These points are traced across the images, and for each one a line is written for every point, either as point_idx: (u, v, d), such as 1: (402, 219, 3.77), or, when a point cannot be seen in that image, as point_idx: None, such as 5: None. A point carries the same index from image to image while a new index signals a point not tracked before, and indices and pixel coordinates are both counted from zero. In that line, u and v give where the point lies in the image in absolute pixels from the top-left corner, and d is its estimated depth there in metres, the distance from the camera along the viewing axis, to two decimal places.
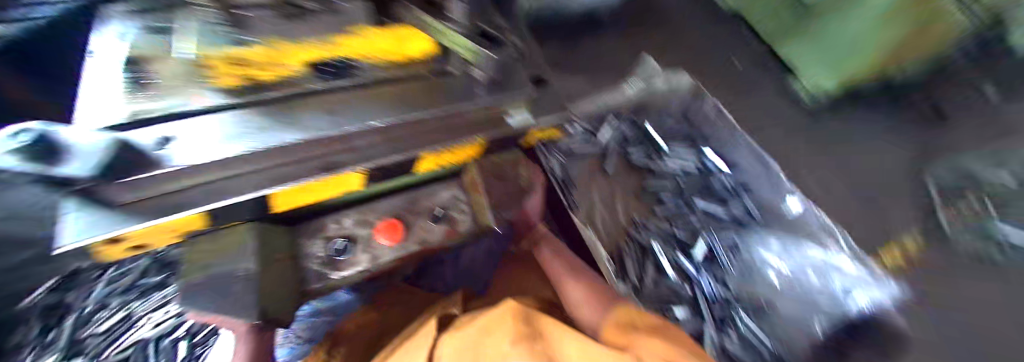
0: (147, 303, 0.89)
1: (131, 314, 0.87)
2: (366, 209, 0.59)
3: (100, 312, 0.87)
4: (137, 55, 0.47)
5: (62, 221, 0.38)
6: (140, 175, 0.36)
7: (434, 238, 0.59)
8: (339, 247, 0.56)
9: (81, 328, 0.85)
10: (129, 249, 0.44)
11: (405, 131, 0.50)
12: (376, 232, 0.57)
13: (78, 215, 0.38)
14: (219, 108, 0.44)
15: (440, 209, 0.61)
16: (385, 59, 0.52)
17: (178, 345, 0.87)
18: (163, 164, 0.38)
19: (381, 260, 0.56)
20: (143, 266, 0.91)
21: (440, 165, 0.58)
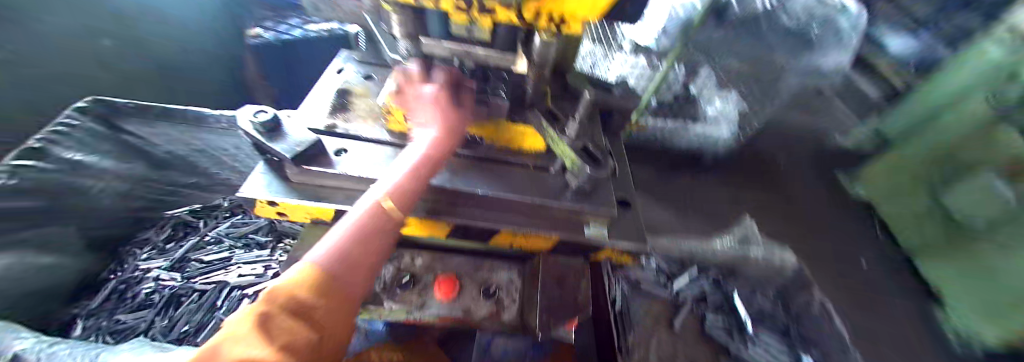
0: (244, 254, 1.04)
1: (230, 257, 1.03)
2: (437, 257, 0.65)
3: (212, 246, 1.06)
4: (348, 89, 0.67)
5: (258, 173, 0.56)
6: (316, 167, 0.52)
7: (479, 312, 0.60)
8: (402, 280, 0.61)
9: (193, 253, 1.04)
10: (273, 213, 0.56)
11: (497, 203, 0.57)
12: (436, 281, 0.61)
13: (267, 174, 0.57)
14: (380, 141, 0.59)
15: (494, 287, 0.62)
16: (506, 146, 0.64)
17: (242, 301, 0.94)
18: (330, 167, 0.53)
19: (426, 309, 0.59)
20: (258, 226, 1.12)
21: (513, 245, 0.62)
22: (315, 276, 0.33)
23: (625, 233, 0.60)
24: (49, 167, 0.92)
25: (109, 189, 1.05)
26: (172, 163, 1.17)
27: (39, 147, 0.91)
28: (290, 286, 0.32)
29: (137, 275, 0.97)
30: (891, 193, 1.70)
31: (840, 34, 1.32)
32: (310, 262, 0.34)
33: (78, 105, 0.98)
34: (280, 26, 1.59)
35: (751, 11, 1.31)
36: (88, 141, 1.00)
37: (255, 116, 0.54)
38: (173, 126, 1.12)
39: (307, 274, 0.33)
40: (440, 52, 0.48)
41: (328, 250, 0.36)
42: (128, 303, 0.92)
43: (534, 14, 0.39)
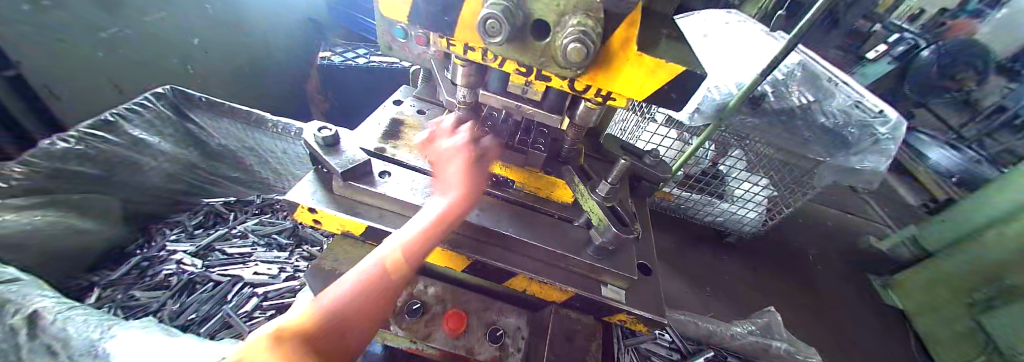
0: (264, 252, 1.07)
1: (250, 253, 1.06)
2: (449, 289, 0.66)
3: (236, 239, 1.10)
4: (401, 120, 0.74)
5: (305, 182, 0.61)
6: (361, 185, 0.57)
7: (482, 354, 0.58)
8: (412, 307, 0.61)
9: (218, 243, 1.08)
10: (310, 220, 0.59)
11: (519, 246, 0.59)
12: (445, 314, 0.61)
13: (314, 183, 0.61)
14: (421, 169, 0.64)
15: (501, 330, 0.62)
16: (535, 193, 0.67)
17: (250, 299, 0.95)
18: (373, 186, 0.57)
19: (431, 341, 0.58)
20: (282, 227, 1.17)
21: (527, 290, 0.62)
22: (389, 274, 0.39)
23: (641, 300, 0.60)
24: (116, 141, 1.01)
25: (160, 171, 1.11)
26: (222, 155, 1.27)
27: (107, 120, 1.01)
28: (380, 269, 0.38)
29: (162, 255, 1.01)
30: (928, 307, 1.62)
31: (878, 140, 1.29)
32: (375, 261, 0.39)
33: (157, 91, 1.12)
34: (350, 54, 1.86)
35: (787, 104, 1.43)
36: (155, 124, 1.10)
37: (318, 131, 0.59)
38: (233, 123, 1.27)
39: (385, 269, 0.39)
40: (493, 103, 0.53)
41: (395, 249, 0.40)
42: (145, 281, 0.95)
43: (586, 86, 0.44)
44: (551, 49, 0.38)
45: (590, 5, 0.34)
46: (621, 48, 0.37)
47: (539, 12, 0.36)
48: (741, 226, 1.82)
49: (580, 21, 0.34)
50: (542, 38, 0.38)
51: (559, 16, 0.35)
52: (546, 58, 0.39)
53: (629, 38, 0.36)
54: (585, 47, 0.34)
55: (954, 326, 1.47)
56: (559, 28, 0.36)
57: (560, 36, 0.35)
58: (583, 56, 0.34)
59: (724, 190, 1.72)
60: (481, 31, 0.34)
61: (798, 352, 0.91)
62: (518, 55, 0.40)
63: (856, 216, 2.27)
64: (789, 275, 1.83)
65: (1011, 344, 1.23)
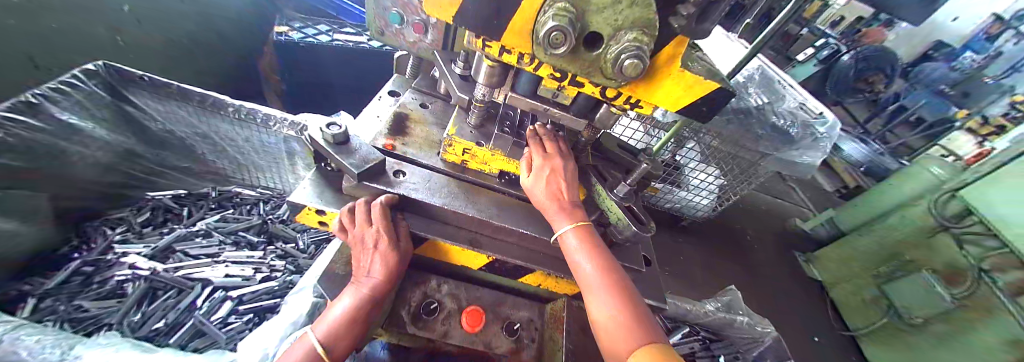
0: (234, 252, 0.98)
1: (218, 254, 0.97)
2: (463, 287, 0.66)
3: (200, 238, 0.99)
4: (405, 113, 0.71)
5: (305, 184, 0.56)
6: (376, 185, 0.54)
7: (500, 347, 0.61)
8: (429, 307, 0.61)
9: (179, 243, 0.96)
10: (315, 222, 0.56)
11: (537, 244, 0.61)
12: (462, 311, 0.62)
13: (315, 185, 0.57)
14: (434, 168, 0.62)
15: (516, 324, 0.64)
16: None
17: (223, 303, 0.87)
18: (391, 186, 0.55)
19: (450, 339, 0.59)
20: (250, 224, 1.07)
21: (540, 285, 0.65)
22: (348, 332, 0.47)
23: (646, 289, 0.65)
24: (38, 125, 0.85)
25: (89, 160, 0.98)
26: (169, 142, 1.14)
27: (33, 102, 0.83)
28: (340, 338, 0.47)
29: (110, 259, 0.89)
30: (842, 279, 1.93)
31: (817, 138, 1.51)
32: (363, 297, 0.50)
33: (86, 68, 0.92)
34: (311, 30, 1.71)
35: (744, 104, 1.56)
36: (85, 105, 0.94)
37: (327, 127, 0.54)
38: (189, 107, 1.07)
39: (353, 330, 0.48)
40: (521, 105, 0.53)
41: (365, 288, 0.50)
42: (93, 289, 0.83)
43: (617, 94, 0.46)
44: (601, 60, 0.39)
45: (647, 23, 0.35)
46: (664, 64, 0.40)
47: (595, 26, 0.36)
48: (695, 212, 2.03)
49: (635, 37, 0.35)
50: (591, 50, 0.39)
51: (615, 30, 0.36)
52: (593, 68, 0.40)
53: (674, 55, 0.38)
54: (641, 63, 0.35)
55: (862, 294, 1.79)
56: (612, 42, 0.37)
57: (614, 50, 0.36)
58: (639, 70, 0.36)
59: (683, 180, 1.87)
60: (544, 41, 0.35)
61: (756, 324, 1.04)
62: (564, 65, 0.40)
63: (786, 201, 2.61)
64: (736, 256, 2.07)
65: (909, 311, 1.54)
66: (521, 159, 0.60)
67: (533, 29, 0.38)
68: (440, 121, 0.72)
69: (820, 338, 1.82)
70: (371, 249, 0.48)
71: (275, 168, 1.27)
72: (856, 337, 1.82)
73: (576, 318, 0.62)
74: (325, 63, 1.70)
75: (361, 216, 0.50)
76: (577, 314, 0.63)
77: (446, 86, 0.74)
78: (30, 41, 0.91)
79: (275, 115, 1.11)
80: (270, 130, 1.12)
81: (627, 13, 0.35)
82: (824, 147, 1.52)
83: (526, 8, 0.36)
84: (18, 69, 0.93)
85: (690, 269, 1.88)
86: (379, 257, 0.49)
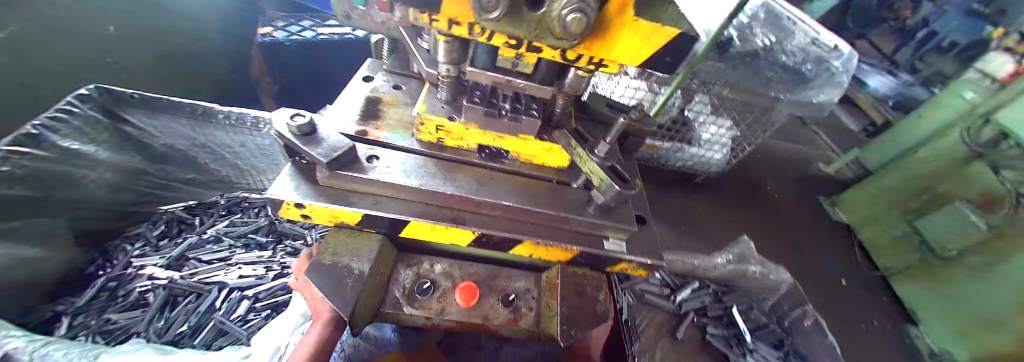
0: (244, 254, 1.02)
1: (230, 257, 1.01)
2: (456, 264, 0.66)
3: (211, 244, 1.04)
4: (378, 98, 0.69)
5: (282, 179, 0.56)
6: (350, 173, 0.54)
7: (498, 318, 0.61)
8: (422, 286, 0.61)
9: (191, 251, 1.01)
10: (298, 216, 0.56)
11: (522, 215, 0.59)
12: (456, 288, 0.62)
13: (292, 180, 0.56)
14: (410, 150, 0.61)
15: (513, 295, 0.64)
16: (530, 160, 0.66)
17: (240, 303, 0.91)
18: (363, 173, 0.54)
19: (446, 315, 0.60)
20: (257, 226, 1.10)
21: (532, 255, 0.64)
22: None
23: (641, 248, 0.63)
24: (43, 155, 0.88)
25: (99, 182, 1.02)
26: (170, 157, 1.17)
27: (34, 134, 0.86)
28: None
29: (131, 272, 0.95)
30: (869, 219, 1.85)
31: (832, 74, 1.41)
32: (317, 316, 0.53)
33: (80, 93, 0.93)
34: (294, 28, 1.67)
35: (750, 47, 1.46)
36: (86, 131, 0.96)
37: (292, 119, 0.54)
38: (183, 120, 1.09)
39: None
40: (482, 80, 0.51)
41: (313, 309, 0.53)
42: (119, 302, 0.88)
43: (578, 55, 0.42)
44: (546, 20, 0.36)
45: None
46: (617, 15, 0.36)
47: None
48: (708, 167, 1.90)
49: None
50: (535, 9, 0.36)
51: None
52: (540, 29, 0.37)
53: (625, 5, 0.34)
54: (586, 16, 0.31)
55: (891, 233, 1.72)
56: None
57: (558, 7, 0.32)
58: (585, 27, 0.32)
59: (692, 136, 1.74)
60: (475, 5, 0.32)
61: (770, 273, 1.02)
62: (510, 29, 0.37)
63: (807, 146, 2.47)
64: (752, 207, 2.00)
65: (941, 244, 1.46)
66: (496, 131, 0.59)
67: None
68: (412, 100, 0.70)
69: (847, 280, 1.77)
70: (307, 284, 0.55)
71: (275, 169, 1.30)
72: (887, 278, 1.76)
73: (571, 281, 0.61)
74: (311, 60, 1.68)
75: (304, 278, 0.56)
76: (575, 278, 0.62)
77: (416, 65, 0.71)
78: (19, 74, 0.92)
79: (265, 117, 1.13)
80: (263, 132, 1.14)
81: None
82: (843, 83, 1.42)
83: None
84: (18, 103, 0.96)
85: (704, 225, 1.85)
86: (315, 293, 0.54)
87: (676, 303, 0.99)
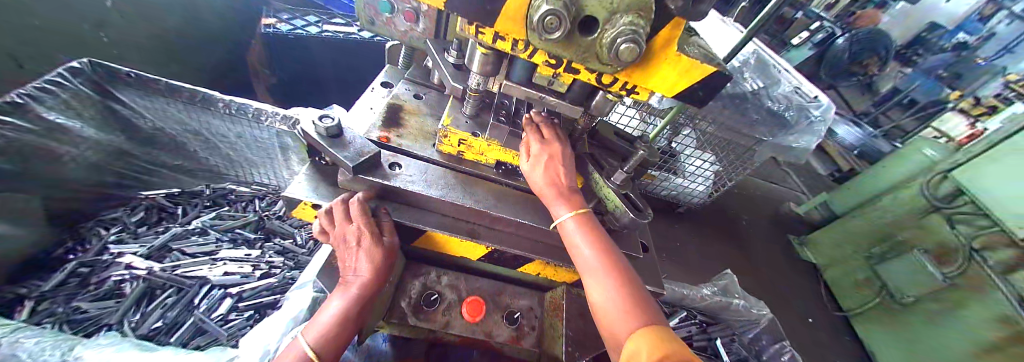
0: (231, 250, 0.98)
1: (216, 252, 0.96)
2: (462, 278, 0.66)
3: (196, 237, 0.99)
4: (399, 105, 0.70)
5: (300, 179, 0.55)
6: (373, 178, 0.53)
7: (500, 336, 0.61)
8: (429, 299, 0.61)
9: (175, 242, 0.96)
10: (312, 216, 0.56)
11: (535, 234, 0.60)
12: (462, 301, 0.62)
13: (310, 180, 0.56)
14: (430, 159, 0.62)
15: (517, 313, 0.64)
16: None
17: (223, 300, 0.88)
18: (387, 179, 0.54)
19: (450, 329, 0.60)
20: (246, 221, 1.06)
21: (539, 273, 0.65)
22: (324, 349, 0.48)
23: (644, 276, 0.65)
24: (26, 126, 0.84)
25: (79, 159, 0.97)
26: (160, 142, 1.12)
27: (17, 102, 0.81)
28: None
29: (106, 260, 0.89)
30: (836, 260, 2.02)
31: (811, 122, 1.53)
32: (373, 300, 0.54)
33: (71, 66, 0.89)
34: (299, 22, 1.67)
35: (740, 90, 1.56)
36: (73, 105, 0.91)
37: (319, 120, 0.54)
38: (178, 104, 1.02)
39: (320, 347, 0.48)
40: (516, 94, 0.53)
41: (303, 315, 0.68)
42: (91, 291, 0.83)
43: (614, 80, 0.45)
44: (597, 45, 0.38)
45: (642, 5, 0.34)
46: (660, 48, 0.39)
47: (590, 10, 0.35)
48: (692, 198, 2.09)
49: (631, 21, 0.34)
50: (587, 34, 0.38)
51: (610, 14, 0.35)
52: (588, 53, 0.39)
53: (670, 38, 0.38)
54: (638, 47, 0.34)
55: (854, 275, 1.89)
56: (607, 26, 0.36)
57: (610, 34, 0.35)
58: (636, 56, 0.35)
59: (679, 167, 1.91)
60: (538, 25, 0.33)
61: (753, 307, 1.07)
62: (558, 50, 0.39)
63: (781, 186, 2.75)
64: (727, 241, 2.15)
65: (902, 291, 1.61)
66: (518, 149, 0.59)
67: (525, 14, 0.37)
68: (433, 111, 0.71)
69: (815, 319, 1.91)
70: (354, 246, 0.50)
71: (270, 163, 1.26)
72: (849, 317, 1.92)
73: (657, 317, 0.42)
74: (313, 56, 1.67)
75: (339, 215, 0.51)
76: (656, 336, 0.37)
77: (440, 76, 0.73)
78: (10, 42, 0.90)
79: (266, 110, 1.08)
80: (262, 125, 1.09)
81: None
82: (819, 132, 1.54)
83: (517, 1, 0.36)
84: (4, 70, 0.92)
85: (686, 256, 1.95)
86: (363, 254, 0.50)
87: None
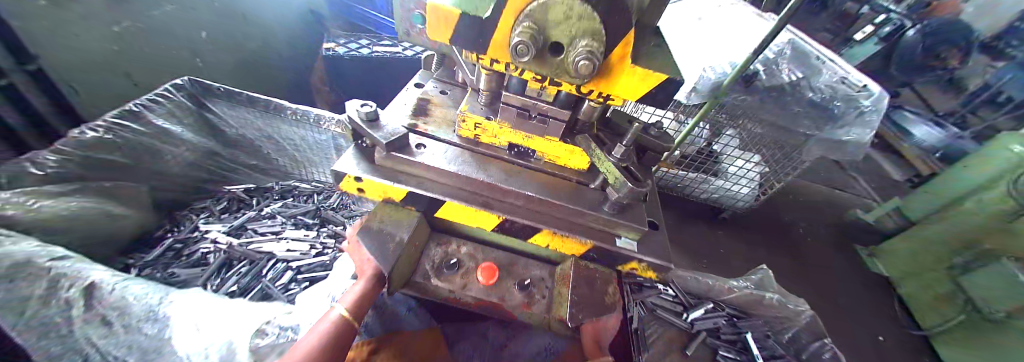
0: (293, 232, 1.15)
1: (281, 232, 1.14)
2: (479, 248, 0.74)
3: (267, 220, 1.18)
4: (427, 99, 0.81)
5: (347, 157, 0.67)
6: (402, 155, 0.64)
7: (512, 300, 0.67)
8: (449, 263, 0.70)
9: (250, 223, 1.16)
10: (354, 189, 0.67)
11: (542, 206, 0.66)
12: (478, 267, 0.70)
13: (355, 158, 0.68)
14: (451, 142, 0.71)
15: (528, 281, 0.70)
16: (554, 161, 0.73)
17: (285, 272, 1.03)
18: (413, 156, 0.65)
19: (467, 291, 0.67)
20: (305, 209, 1.24)
21: (549, 245, 0.70)
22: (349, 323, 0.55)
23: (650, 249, 0.68)
24: (139, 129, 1.08)
25: (177, 158, 1.21)
26: (240, 144, 1.36)
27: (134, 110, 1.06)
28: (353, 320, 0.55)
29: (195, 236, 1.10)
30: (912, 273, 1.80)
31: (861, 112, 1.40)
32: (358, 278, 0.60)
33: (176, 83, 1.14)
34: (354, 45, 1.89)
35: (778, 82, 1.49)
36: (176, 114, 1.16)
37: (361, 108, 0.66)
38: (255, 112, 1.26)
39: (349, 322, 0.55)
40: (513, 103, 0.62)
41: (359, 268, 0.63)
42: (184, 260, 1.03)
43: (589, 90, 0.52)
44: (564, 64, 0.45)
45: (595, 29, 0.41)
46: (619, 62, 0.46)
47: (555, 36, 0.43)
48: (737, 203, 1.96)
49: (587, 43, 0.41)
50: (557, 55, 0.45)
51: (572, 39, 0.43)
52: (559, 70, 0.47)
53: (625, 54, 0.45)
54: (593, 64, 0.41)
55: (936, 289, 1.66)
56: (570, 47, 0.43)
57: (572, 54, 0.42)
58: (592, 72, 0.41)
59: (718, 168, 1.87)
60: (511, 52, 0.42)
61: (788, 302, 1.00)
62: (535, 68, 0.47)
63: (845, 191, 2.50)
64: (776, 247, 2.01)
65: (989, 306, 1.40)
66: (526, 130, 0.67)
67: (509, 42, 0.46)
68: (455, 104, 0.81)
69: (885, 337, 1.71)
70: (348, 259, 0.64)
71: (327, 163, 1.45)
72: (930, 338, 1.69)
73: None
74: (363, 73, 1.88)
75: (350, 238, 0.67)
76: None
77: (462, 74, 0.83)
78: (128, 64, 1.16)
79: (325, 116, 1.28)
80: (321, 128, 1.29)
81: (579, 25, 0.41)
82: (874, 123, 1.38)
83: (501, 26, 0.45)
84: (122, 88, 1.19)
85: (727, 259, 1.87)
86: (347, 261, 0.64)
87: (689, 322, 1.02)
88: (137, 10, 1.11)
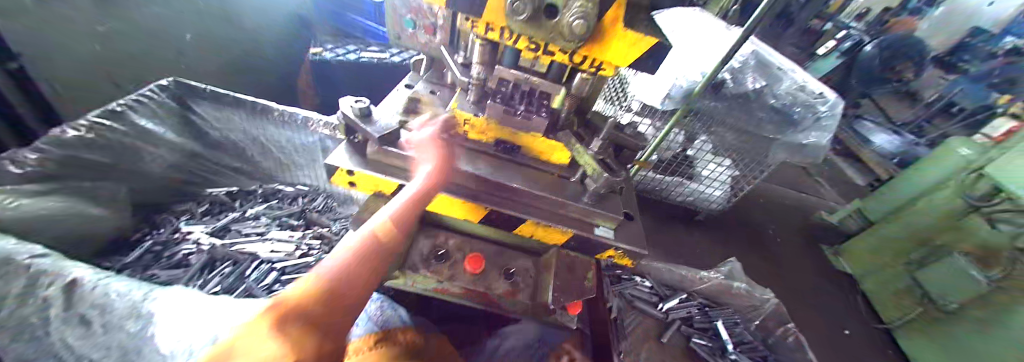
0: (278, 233, 1.15)
1: (265, 234, 1.14)
2: (466, 240, 0.77)
3: (251, 222, 1.18)
4: (417, 98, 0.84)
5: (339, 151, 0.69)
6: (393, 149, 0.67)
7: (498, 289, 0.70)
8: (438, 254, 0.73)
9: (233, 225, 1.15)
10: (345, 183, 0.69)
11: (527, 199, 0.70)
12: (465, 259, 0.73)
13: (346, 152, 0.70)
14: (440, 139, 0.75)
15: (513, 270, 0.74)
16: (538, 156, 0.78)
17: (269, 273, 1.03)
18: (403, 150, 0.68)
19: (455, 281, 0.69)
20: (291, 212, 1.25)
21: (533, 236, 0.74)
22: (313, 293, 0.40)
23: (626, 236, 0.73)
24: (122, 129, 1.07)
25: (158, 159, 1.19)
26: (223, 146, 1.35)
27: (116, 110, 1.05)
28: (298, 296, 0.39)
29: (176, 238, 1.08)
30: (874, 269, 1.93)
31: (819, 118, 1.50)
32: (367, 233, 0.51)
33: (160, 83, 1.14)
34: (340, 51, 1.90)
35: (743, 90, 1.54)
36: (159, 114, 1.16)
37: (355, 103, 0.68)
38: (242, 113, 1.27)
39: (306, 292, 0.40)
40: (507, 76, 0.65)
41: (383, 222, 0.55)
42: (164, 262, 1.01)
43: (582, 58, 0.57)
44: (559, 26, 0.50)
45: None
46: (611, 25, 0.50)
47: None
48: (709, 204, 2.10)
49: (582, 4, 0.45)
50: (552, 18, 0.50)
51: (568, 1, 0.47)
52: (554, 33, 0.51)
53: (616, 19, 0.49)
54: (586, 22, 0.46)
55: (897, 284, 1.77)
56: (565, 10, 0.48)
57: (568, 16, 0.47)
58: (585, 30, 0.47)
59: (692, 173, 2.00)
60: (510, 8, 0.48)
61: (755, 291, 1.09)
62: (532, 32, 0.52)
63: (812, 194, 2.66)
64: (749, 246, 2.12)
65: (943, 297, 1.51)
66: (512, 127, 0.71)
67: (504, 4, 0.51)
68: (444, 103, 0.86)
69: (851, 330, 1.81)
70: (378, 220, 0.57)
71: (312, 165, 1.46)
72: (892, 331, 1.80)
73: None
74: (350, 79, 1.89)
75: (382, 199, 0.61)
76: None
77: (451, 75, 0.88)
78: (111, 65, 1.15)
79: (313, 118, 1.30)
80: (309, 130, 1.31)
81: None
82: (830, 127, 1.50)
83: None
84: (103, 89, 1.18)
85: (703, 258, 1.96)
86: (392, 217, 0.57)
87: (663, 312, 1.08)
88: (124, 11, 1.10)
